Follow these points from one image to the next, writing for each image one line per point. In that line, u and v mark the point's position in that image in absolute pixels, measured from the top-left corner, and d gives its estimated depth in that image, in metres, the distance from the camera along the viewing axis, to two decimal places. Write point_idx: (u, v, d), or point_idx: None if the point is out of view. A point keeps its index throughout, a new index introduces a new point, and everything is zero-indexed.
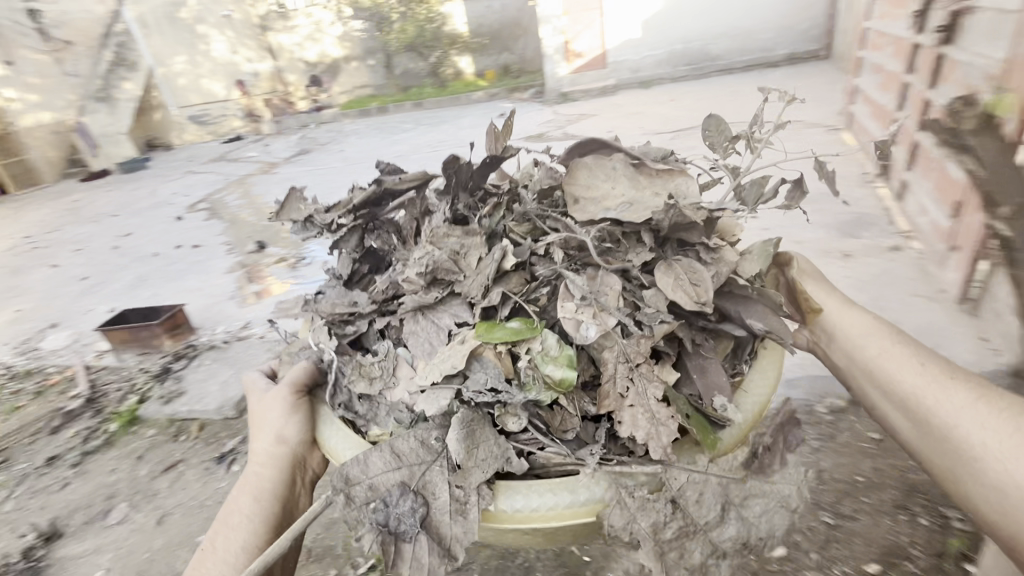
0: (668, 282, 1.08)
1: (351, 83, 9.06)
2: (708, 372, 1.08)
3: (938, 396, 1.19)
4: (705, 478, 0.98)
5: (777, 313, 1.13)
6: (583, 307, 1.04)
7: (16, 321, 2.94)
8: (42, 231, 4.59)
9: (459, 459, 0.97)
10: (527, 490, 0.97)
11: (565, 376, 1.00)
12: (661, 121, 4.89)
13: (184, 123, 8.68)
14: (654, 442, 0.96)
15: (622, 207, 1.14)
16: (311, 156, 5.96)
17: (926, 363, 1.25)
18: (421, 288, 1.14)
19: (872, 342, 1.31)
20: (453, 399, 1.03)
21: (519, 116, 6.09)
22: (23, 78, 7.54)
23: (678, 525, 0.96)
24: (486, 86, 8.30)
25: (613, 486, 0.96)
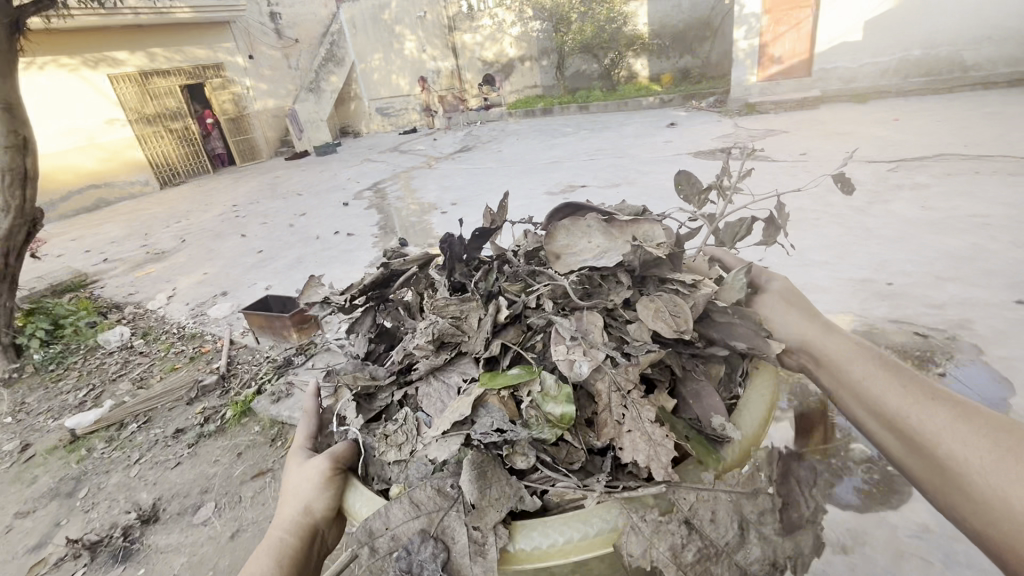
0: (649, 310, 1.10)
1: (522, 82, 9.33)
2: (702, 396, 1.07)
3: (922, 420, 0.95)
4: (716, 496, 0.91)
5: (757, 333, 1.14)
6: (571, 344, 1.08)
7: (200, 283, 3.41)
8: (247, 203, 5.39)
9: (473, 498, 0.90)
10: (542, 527, 0.88)
11: (564, 410, 0.99)
12: (878, 144, 3.90)
13: (372, 114, 9.69)
14: (654, 463, 0.92)
15: (597, 255, 1.20)
16: (470, 154, 6.12)
17: (906, 381, 1.02)
18: (430, 353, 1.19)
19: (853, 363, 1.07)
20: (461, 445, 1.01)
21: (690, 127, 5.52)
22: (259, 70, 9.13)
23: (697, 548, 0.87)
24: (660, 91, 7.75)
25: (619, 516, 0.88)
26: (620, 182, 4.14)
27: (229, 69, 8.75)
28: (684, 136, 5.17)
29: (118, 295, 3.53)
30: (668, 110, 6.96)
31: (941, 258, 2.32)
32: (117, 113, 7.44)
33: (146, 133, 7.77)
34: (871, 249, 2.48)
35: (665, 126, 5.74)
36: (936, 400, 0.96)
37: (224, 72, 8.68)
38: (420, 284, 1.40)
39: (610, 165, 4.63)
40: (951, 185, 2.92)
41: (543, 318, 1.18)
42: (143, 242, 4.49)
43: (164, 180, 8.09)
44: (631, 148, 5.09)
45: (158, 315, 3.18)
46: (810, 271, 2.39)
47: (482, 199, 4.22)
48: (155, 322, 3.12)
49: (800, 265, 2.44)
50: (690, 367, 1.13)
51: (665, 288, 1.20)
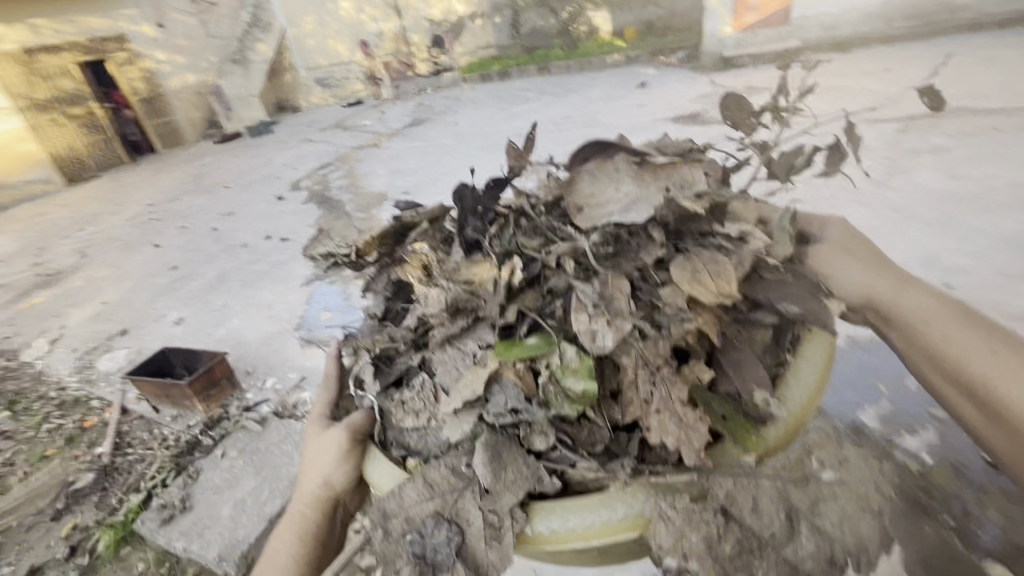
0: (681, 269, 1.11)
1: (474, 43, 8.24)
2: (740, 365, 1.12)
3: (997, 373, 1.11)
4: (756, 484, 1.08)
5: (809, 293, 1.16)
6: (594, 311, 1.08)
7: (97, 319, 2.83)
8: (164, 200, 4.65)
9: (488, 482, 1.07)
10: (562, 511, 1.04)
11: (586, 388, 1.07)
12: (880, 98, 3.48)
13: (310, 86, 8.64)
14: (685, 448, 1.05)
15: (626, 207, 1.12)
16: (421, 130, 5.45)
17: (979, 335, 1.15)
18: (448, 319, 1.25)
19: (927, 321, 1.18)
20: (476, 424, 1.15)
21: (664, 86, 4.98)
22: (172, 40, 7.80)
23: (737, 539, 1.04)
24: (626, 46, 7.03)
25: (647, 504, 1.03)
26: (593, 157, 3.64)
27: (134, 39, 7.51)
28: (658, 97, 4.66)
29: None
30: (636, 65, 6.29)
31: (1000, 246, 2.04)
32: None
33: (40, 122, 6.79)
34: (909, 238, 2.19)
35: (635, 87, 5.17)
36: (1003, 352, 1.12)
37: (128, 44, 7.49)
38: (434, 241, 1.38)
39: (580, 136, 4.11)
40: (981, 151, 2.55)
41: (564, 284, 1.18)
42: (36, 258, 3.76)
43: (71, 175, 7.11)
44: (601, 114, 4.53)
45: (34, 371, 2.63)
46: None
47: (438, 183, 3.66)
48: (27, 386, 2.58)
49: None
50: (727, 333, 1.14)
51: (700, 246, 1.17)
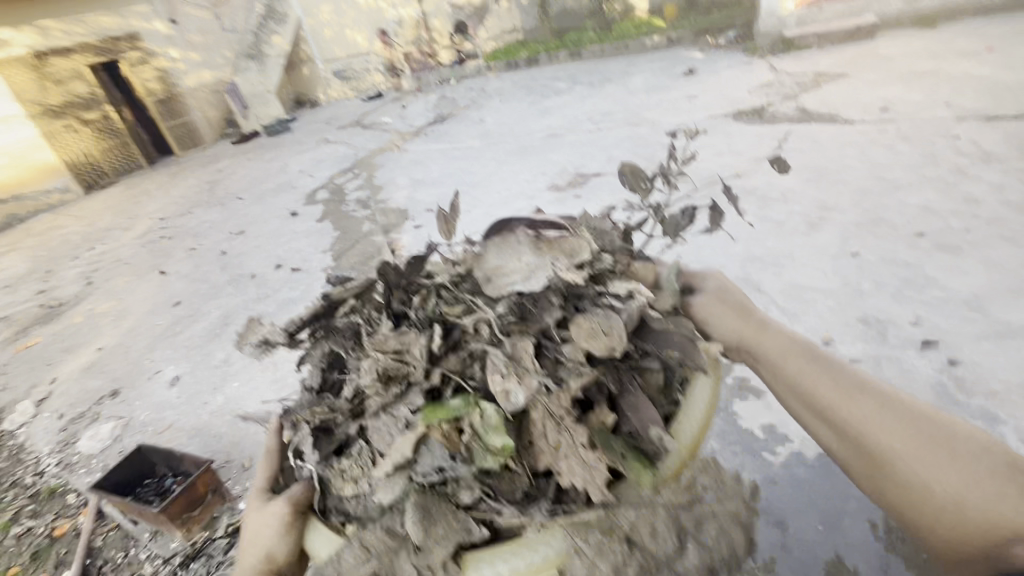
0: (582, 325, 1.05)
1: (499, 27, 7.58)
2: (640, 407, 1.01)
3: (853, 409, 0.99)
4: (654, 510, 0.97)
5: (693, 341, 1.07)
6: (506, 373, 1.01)
7: (87, 372, 2.48)
8: (175, 214, 4.38)
9: (418, 539, 0.89)
10: (490, 556, 0.87)
11: (505, 441, 0.95)
12: (988, 87, 2.93)
13: (329, 79, 8.45)
14: (591, 485, 0.92)
15: (526, 277, 1.12)
16: (443, 129, 5.02)
17: (840, 373, 1.04)
18: (381, 389, 1.07)
19: (790, 358, 1.08)
20: (405, 485, 0.96)
21: (714, 73, 4.43)
22: (186, 36, 7.60)
23: (638, 563, 0.97)
24: (665, 24, 6.38)
25: (565, 538, 0.88)
26: None
27: (147, 38, 7.26)
28: (709, 87, 4.09)
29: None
30: (678, 47, 5.67)
31: None
32: (12, 109, 6.30)
33: (54, 129, 6.62)
34: None
35: (681, 75, 4.62)
36: (872, 393, 1.00)
37: (140, 42, 7.22)
38: (368, 315, 1.23)
39: (622, 136, 3.61)
40: None
41: (480, 345, 1.08)
42: (41, 286, 3.54)
43: (89, 182, 7.00)
44: (645, 107, 4.04)
45: (15, 444, 2.23)
46: (1011, 349, 1.61)
47: (466, 196, 3.28)
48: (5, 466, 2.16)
49: (996, 343, 1.64)
50: (626, 379, 1.06)
51: (597, 303, 1.11)
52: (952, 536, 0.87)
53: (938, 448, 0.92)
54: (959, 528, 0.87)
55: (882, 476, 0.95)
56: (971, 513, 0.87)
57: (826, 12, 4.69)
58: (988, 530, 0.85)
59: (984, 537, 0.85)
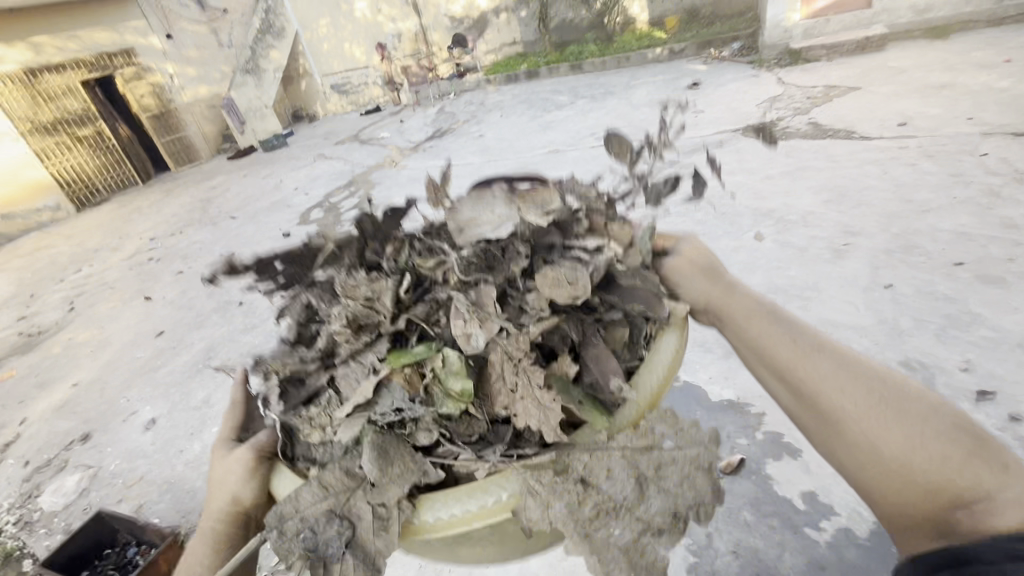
0: (549, 274, 0.96)
1: (499, 39, 7.48)
2: (602, 358, 0.96)
3: (809, 372, 0.86)
4: (609, 453, 0.86)
5: (658, 294, 1.00)
6: (468, 315, 0.95)
7: (58, 412, 2.33)
8: (166, 234, 4.25)
9: (373, 476, 0.87)
10: (445, 497, 0.84)
11: (464, 385, 0.92)
12: (1012, 101, 2.80)
13: (327, 93, 8.40)
14: (546, 426, 0.87)
15: (498, 225, 1.03)
16: (441, 145, 4.90)
17: (802, 333, 0.91)
18: (351, 337, 1.01)
19: (749, 316, 0.96)
20: (363, 425, 0.92)
21: (720, 85, 4.31)
22: (181, 52, 7.62)
23: (594, 502, 0.83)
24: (668, 36, 6.27)
25: (520, 479, 0.83)
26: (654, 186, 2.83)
27: (143, 53, 7.30)
28: (715, 100, 3.96)
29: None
30: (682, 60, 5.56)
31: None
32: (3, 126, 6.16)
33: (47, 146, 6.51)
34: None
35: (686, 87, 4.50)
36: (829, 349, 0.87)
37: (135, 58, 7.22)
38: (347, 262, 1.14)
39: None
40: None
41: (446, 290, 1.04)
42: (21, 312, 3.39)
43: (81, 201, 6.88)
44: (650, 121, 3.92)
45: None
46: None
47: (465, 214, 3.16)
48: None
49: None
50: (592, 330, 0.99)
51: (566, 254, 1.03)
52: (896, 503, 0.76)
53: (897, 416, 0.79)
54: (901, 495, 0.76)
55: (826, 440, 0.83)
56: (919, 479, 0.75)
57: (833, 23, 4.59)
58: (934, 499, 0.74)
59: (926, 506, 0.75)
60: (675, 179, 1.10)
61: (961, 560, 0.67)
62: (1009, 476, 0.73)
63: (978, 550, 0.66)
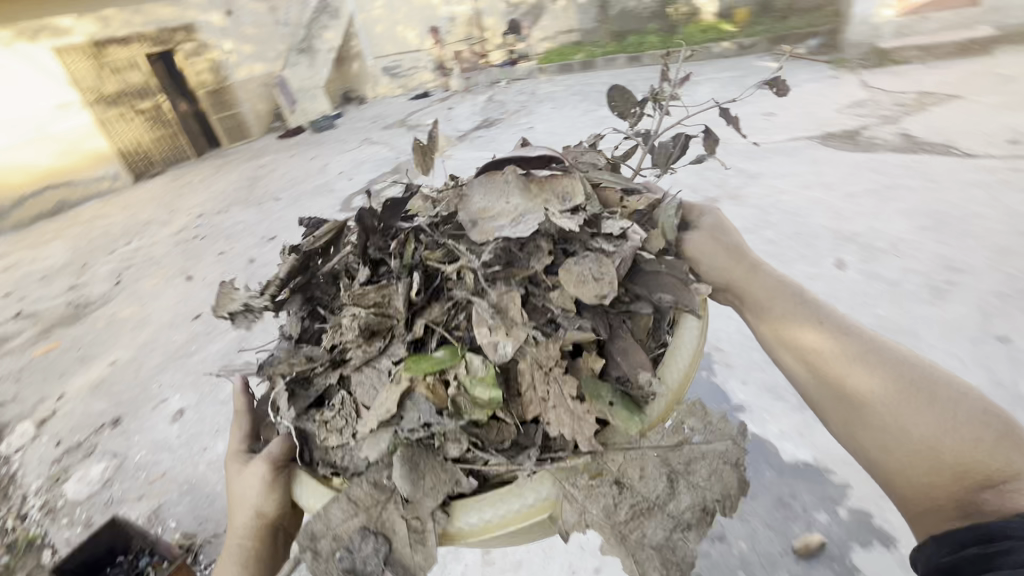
0: (572, 271, 1.03)
1: (555, 26, 7.19)
2: (629, 352, 1.05)
3: (836, 356, 1.06)
4: (643, 454, 1.03)
5: (685, 283, 1.12)
6: (494, 325, 1.00)
7: (94, 392, 2.35)
8: (213, 211, 4.30)
9: (407, 492, 0.94)
10: (479, 504, 0.95)
11: (492, 394, 0.97)
12: None
13: (378, 76, 8.28)
14: (580, 436, 0.96)
15: (515, 221, 1.05)
16: (488, 136, 4.73)
17: (830, 324, 1.12)
18: (364, 342, 1.07)
19: (783, 307, 1.18)
20: (391, 440, 1.00)
21: (794, 85, 3.97)
22: (240, 29, 7.75)
23: (630, 505, 1.01)
24: (737, 29, 5.87)
25: (556, 485, 0.97)
26: (718, 196, 2.57)
27: (202, 29, 7.40)
28: (789, 103, 3.62)
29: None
30: (751, 58, 5.16)
31: None
32: (69, 95, 6.46)
33: (108, 117, 6.74)
34: None
35: (757, 86, 4.16)
36: (858, 340, 1.06)
37: (195, 35, 7.35)
38: (347, 260, 1.17)
39: None
40: None
41: (465, 294, 1.07)
42: (73, 281, 3.48)
43: (138, 172, 7.14)
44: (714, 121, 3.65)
45: (8, 475, 2.09)
46: None
47: None
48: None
49: None
50: (616, 323, 1.09)
51: (588, 247, 1.10)
52: (918, 474, 0.90)
53: (918, 396, 0.95)
54: (930, 472, 0.89)
55: (855, 418, 1.00)
56: (941, 454, 0.89)
57: (930, 21, 4.17)
58: (962, 478, 0.86)
59: (955, 484, 0.87)
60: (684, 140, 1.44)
61: (987, 538, 0.76)
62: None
63: (1008, 527, 0.76)
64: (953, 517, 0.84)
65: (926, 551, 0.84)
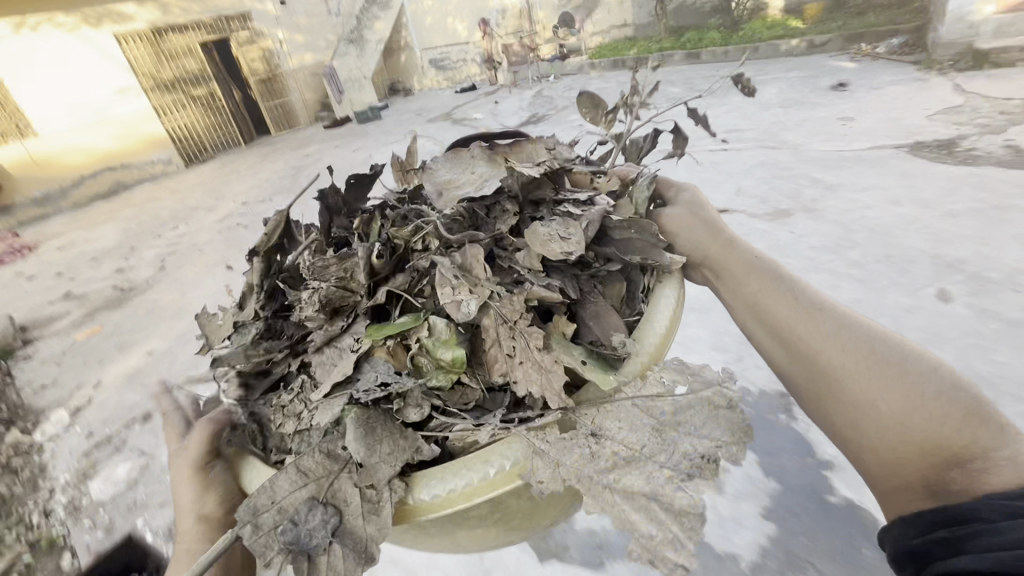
0: (538, 232, 0.90)
1: (609, 21, 6.97)
2: (601, 315, 0.93)
3: (808, 333, 0.92)
4: (623, 409, 0.80)
5: (656, 244, 0.99)
6: (456, 283, 0.84)
7: (128, 383, 2.34)
8: (257, 199, 4.32)
9: (359, 455, 0.76)
10: (442, 473, 0.76)
11: (456, 354, 0.83)
12: None
13: (425, 67, 8.45)
14: (549, 390, 0.80)
15: (480, 185, 0.90)
16: (535, 132, 4.58)
17: (803, 295, 0.96)
18: (325, 321, 0.91)
19: (752, 276, 1.01)
20: (344, 404, 0.82)
21: (872, 88, 3.65)
22: (293, 18, 7.87)
23: (606, 456, 0.76)
24: (805, 25, 5.51)
25: (524, 444, 0.76)
26: (791, 209, 2.37)
27: (257, 18, 7.53)
28: (868, 107, 3.30)
29: (27, 387, 2.48)
30: (822, 57, 4.80)
31: None
32: (127, 80, 6.62)
33: (165, 103, 6.98)
34: None
35: (829, 87, 3.85)
36: (831, 314, 0.92)
37: (250, 23, 7.49)
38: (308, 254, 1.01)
39: (752, 162, 2.91)
40: None
41: (428, 258, 0.92)
42: (120, 265, 3.53)
43: (189, 157, 7.37)
44: (779, 124, 3.39)
45: (39, 463, 2.07)
46: None
47: None
48: (23, 490, 1.98)
49: None
50: (587, 288, 0.97)
51: (556, 211, 0.98)
52: (885, 456, 0.82)
53: (893, 374, 0.83)
54: (897, 450, 0.81)
55: (826, 398, 0.89)
56: (913, 435, 0.80)
57: None
58: (931, 457, 0.79)
59: (923, 463, 0.79)
60: (654, 134, 1.27)
61: (959, 520, 0.72)
62: (996, 429, 0.78)
63: (976, 509, 0.72)
64: (920, 497, 0.79)
65: (892, 530, 0.80)
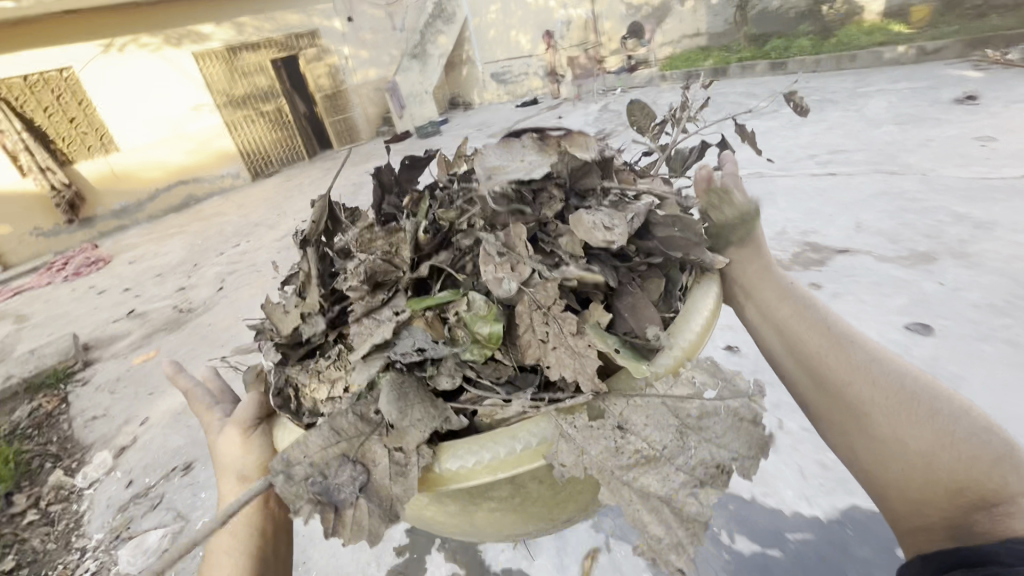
0: (583, 218, 0.77)
1: (680, 29, 6.58)
2: (639, 308, 0.79)
3: (837, 363, 0.90)
4: (650, 401, 0.71)
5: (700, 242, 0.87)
6: (499, 260, 0.77)
7: (173, 424, 2.21)
8: None
9: (391, 417, 0.71)
10: (467, 444, 0.70)
11: (493, 329, 0.75)
12: None
13: (486, 81, 8.37)
14: (583, 374, 0.71)
15: (529, 164, 0.80)
16: None
17: (831, 324, 0.94)
18: (366, 293, 0.84)
19: (779, 297, 0.99)
20: (380, 366, 0.76)
21: (1010, 100, 3.11)
22: (358, 35, 8.05)
23: (633, 453, 0.68)
24: (910, 29, 4.93)
25: (553, 424, 0.69)
26: (935, 252, 1.99)
27: (325, 35, 7.74)
28: (1014, 123, 2.77)
29: (79, 417, 2.45)
30: (938, 66, 4.22)
31: None
32: (203, 98, 6.90)
33: (235, 118, 7.17)
34: None
35: (956, 100, 3.32)
36: (861, 347, 0.90)
37: (318, 40, 7.71)
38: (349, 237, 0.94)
39: (868, 190, 2.50)
40: None
41: (472, 236, 0.85)
42: (182, 282, 3.53)
43: (256, 170, 7.50)
44: (898, 144, 2.92)
45: (75, 515, 1.95)
46: None
47: None
48: (59, 546, 1.85)
49: None
50: (626, 279, 0.82)
51: (602, 203, 0.85)
52: (909, 495, 0.82)
53: (926, 416, 0.82)
54: (924, 490, 0.80)
55: (851, 430, 0.88)
56: (944, 477, 0.78)
57: None
58: (959, 498, 0.78)
59: (950, 504, 0.78)
60: (705, 145, 1.08)
61: (977, 561, 0.72)
62: None
63: (997, 552, 0.71)
64: (940, 537, 0.79)
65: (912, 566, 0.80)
